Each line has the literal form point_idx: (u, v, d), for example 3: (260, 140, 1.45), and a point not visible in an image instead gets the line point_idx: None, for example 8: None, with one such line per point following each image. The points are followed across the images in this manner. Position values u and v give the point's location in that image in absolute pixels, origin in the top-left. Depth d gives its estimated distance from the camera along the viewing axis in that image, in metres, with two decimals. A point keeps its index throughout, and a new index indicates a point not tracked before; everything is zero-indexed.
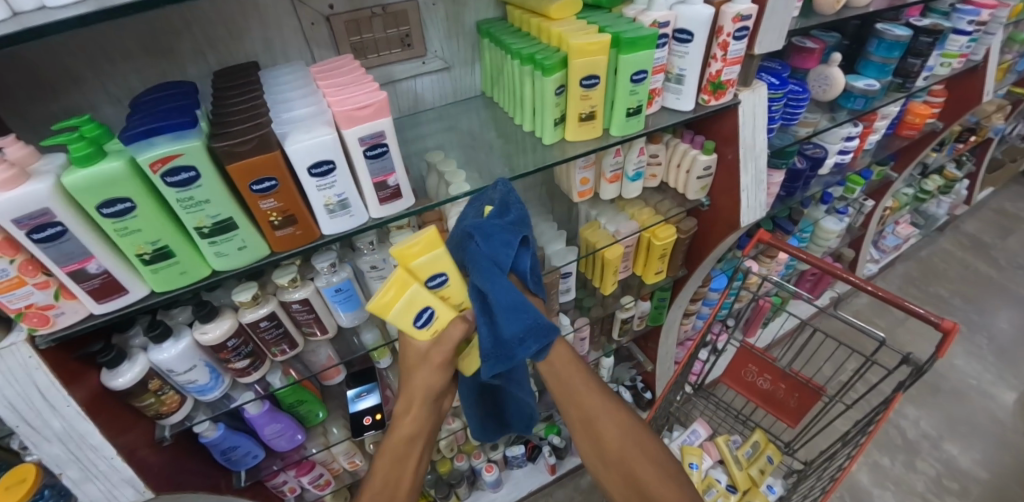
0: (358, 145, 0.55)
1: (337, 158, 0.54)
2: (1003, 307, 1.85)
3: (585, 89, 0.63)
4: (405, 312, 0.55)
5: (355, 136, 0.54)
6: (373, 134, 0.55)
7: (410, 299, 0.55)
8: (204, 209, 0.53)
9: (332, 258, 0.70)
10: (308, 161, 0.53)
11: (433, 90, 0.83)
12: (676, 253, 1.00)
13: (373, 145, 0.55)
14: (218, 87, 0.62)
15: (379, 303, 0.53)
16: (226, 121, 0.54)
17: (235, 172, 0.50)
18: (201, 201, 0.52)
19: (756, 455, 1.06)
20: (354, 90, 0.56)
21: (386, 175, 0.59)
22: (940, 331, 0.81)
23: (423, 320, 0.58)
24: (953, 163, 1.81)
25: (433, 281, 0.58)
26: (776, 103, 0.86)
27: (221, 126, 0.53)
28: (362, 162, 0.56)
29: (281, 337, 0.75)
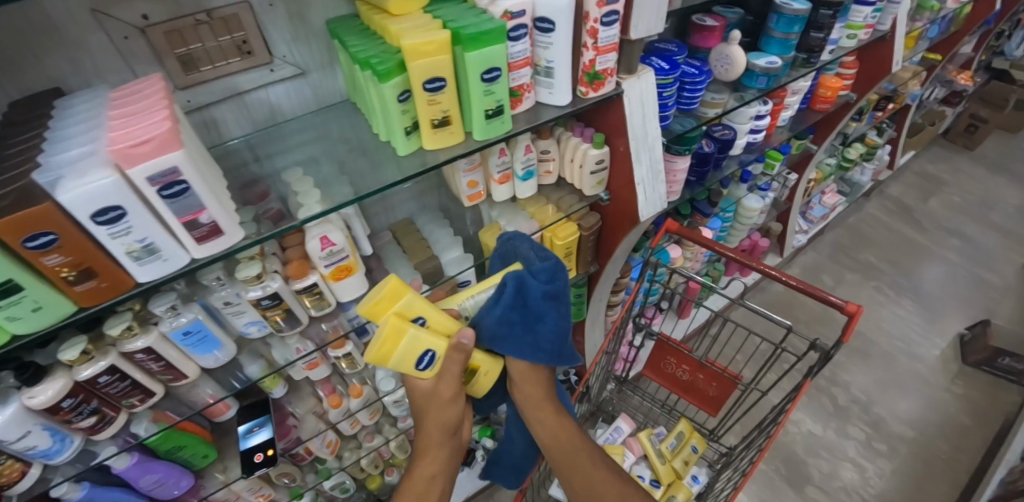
0: (149, 186, 0.47)
1: (127, 202, 0.46)
2: (924, 265, 1.93)
3: (430, 93, 0.57)
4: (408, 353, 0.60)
5: (142, 175, 0.46)
6: (163, 171, 0.47)
7: (410, 342, 0.59)
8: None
9: (172, 301, 0.64)
10: (87, 209, 0.45)
11: (289, 98, 0.76)
12: (582, 250, 0.96)
13: (167, 184, 0.48)
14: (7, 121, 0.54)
15: (378, 353, 0.58)
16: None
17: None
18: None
19: (680, 446, 1.05)
20: (143, 119, 0.48)
21: (196, 213, 0.52)
22: (845, 314, 0.79)
23: (423, 361, 0.62)
24: (874, 130, 1.85)
25: (419, 323, 0.62)
26: (668, 89, 0.81)
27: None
28: (159, 202, 0.49)
29: (129, 390, 0.68)
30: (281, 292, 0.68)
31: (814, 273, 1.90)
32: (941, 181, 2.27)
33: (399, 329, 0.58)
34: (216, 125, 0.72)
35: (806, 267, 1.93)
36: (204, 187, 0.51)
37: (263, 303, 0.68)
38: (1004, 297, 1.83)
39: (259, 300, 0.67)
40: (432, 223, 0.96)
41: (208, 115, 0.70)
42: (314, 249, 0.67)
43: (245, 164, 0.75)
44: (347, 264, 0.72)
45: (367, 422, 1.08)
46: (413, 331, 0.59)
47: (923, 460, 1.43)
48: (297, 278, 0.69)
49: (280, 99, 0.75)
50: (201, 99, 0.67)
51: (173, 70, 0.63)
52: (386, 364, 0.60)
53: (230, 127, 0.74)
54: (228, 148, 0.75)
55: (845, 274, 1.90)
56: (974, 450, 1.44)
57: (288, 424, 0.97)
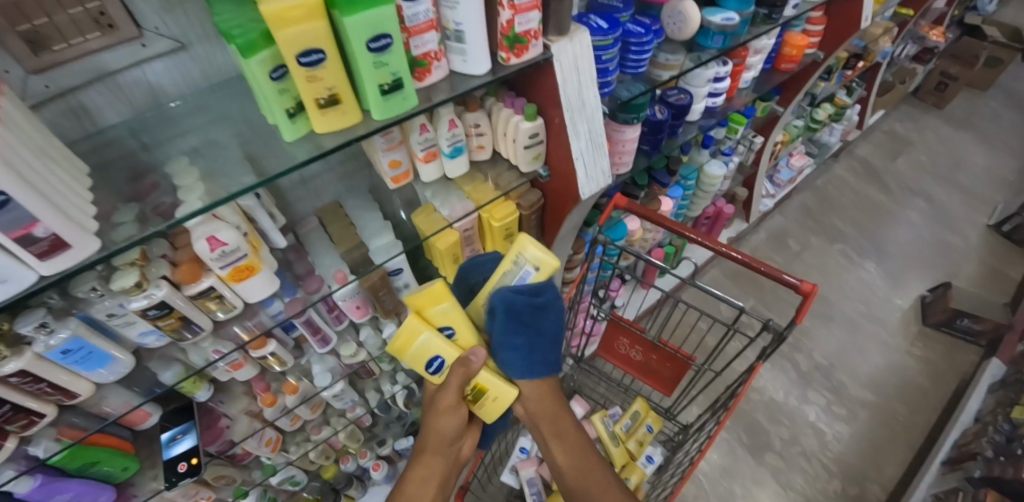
0: None
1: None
2: (888, 226, 1.93)
3: (308, 68, 0.47)
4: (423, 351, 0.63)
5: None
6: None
7: (421, 343, 0.62)
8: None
9: (39, 319, 0.55)
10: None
11: (172, 76, 0.65)
12: (524, 230, 0.90)
13: None
14: None
15: (395, 345, 0.63)
16: None
17: None
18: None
19: (635, 426, 1.02)
20: None
21: (29, 226, 0.42)
22: (799, 294, 0.76)
23: (433, 365, 0.65)
24: (844, 90, 1.79)
25: (443, 332, 0.64)
26: (607, 52, 0.73)
27: None
28: None
29: (11, 416, 0.59)
30: (167, 302, 0.60)
31: (780, 238, 1.88)
32: (908, 140, 2.25)
33: (414, 329, 0.62)
34: (87, 111, 0.61)
35: (772, 232, 1.91)
36: (38, 194, 0.41)
37: (150, 313, 0.61)
38: (964, 257, 1.85)
39: (144, 311, 0.59)
40: (361, 206, 0.88)
41: (76, 101, 0.59)
42: (201, 251, 0.59)
43: (132, 154, 0.65)
44: (248, 264, 0.65)
45: (309, 416, 1.03)
46: (426, 335, 0.62)
47: (881, 422, 1.46)
48: (188, 284, 0.62)
49: (161, 78, 0.65)
50: (61, 83, 0.57)
51: (19, 52, 0.51)
52: (401, 358, 0.64)
53: (104, 112, 0.63)
54: (106, 136, 0.65)
55: (810, 238, 1.89)
56: (929, 411, 1.47)
57: (219, 427, 0.91)
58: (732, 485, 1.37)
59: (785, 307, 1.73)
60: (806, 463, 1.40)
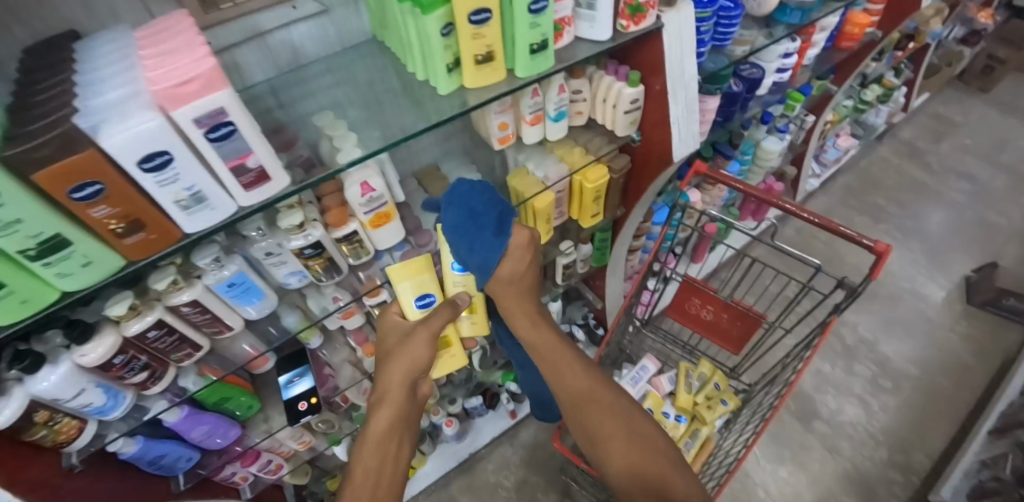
0: (195, 129, 0.44)
1: (174, 146, 0.44)
2: (933, 208, 1.93)
3: (475, 26, 0.53)
4: (412, 288, 0.79)
5: (188, 117, 0.42)
6: (210, 112, 0.43)
7: (421, 280, 0.80)
8: (19, 231, 0.41)
9: (215, 253, 0.61)
10: (131, 155, 0.42)
11: (312, 38, 0.70)
12: (610, 193, 0.96)
13: (214, 126, 0.44)
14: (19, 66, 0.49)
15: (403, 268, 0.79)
16: (22, 118, 0.42)
17: (46, 181, 0.39)
18: (10, 222, 0.40)
19: (703, 385, 1.08)
20: (180, 57, 0.44)
21: (243, 157, 0.49)
22: (873, 254, 0.81)
23: (422, 300, 0.81)
24: (892, 70, 1.77)
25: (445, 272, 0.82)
26: (705, 24, 0.78)
27: (17, 123, 0.41)
28: (208, 148, 0.46)
29: (178, 344, 0.67)
30: (322, 241, 0.65)
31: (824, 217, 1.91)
32: (954, 122, 2.22)
33: (421, 267, 0.80)
34: (239, 68, 0.66)
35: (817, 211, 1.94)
36: (253, 131, 0.48)
37: (305, 253, 0.66)
38: (1009, 239, 1.84)
39: (302, 250, 0.64)
40: (458, 170, 0.93)
41: (232, 59, 0.64)
42: (354, 196, 0.65)
43: (270, 111, 0.70)
44: (386, 211, 0.70)
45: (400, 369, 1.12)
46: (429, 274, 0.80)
47: (925, 395, 1.50)
48: (337, 227, 0.66)
49: (303, 40, 0.70)
50: (224, 40, 0.62)
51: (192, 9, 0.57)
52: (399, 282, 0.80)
53: (252, 71, 0.68)
54: (250, 92, 0.70)
55: (854, 218, 1.91)
56: (974, 386, 1.51)
57: (326, 374, 0.99)
58: (781, 448, 1.43)
59: None
60: (853, 431, 1.45)
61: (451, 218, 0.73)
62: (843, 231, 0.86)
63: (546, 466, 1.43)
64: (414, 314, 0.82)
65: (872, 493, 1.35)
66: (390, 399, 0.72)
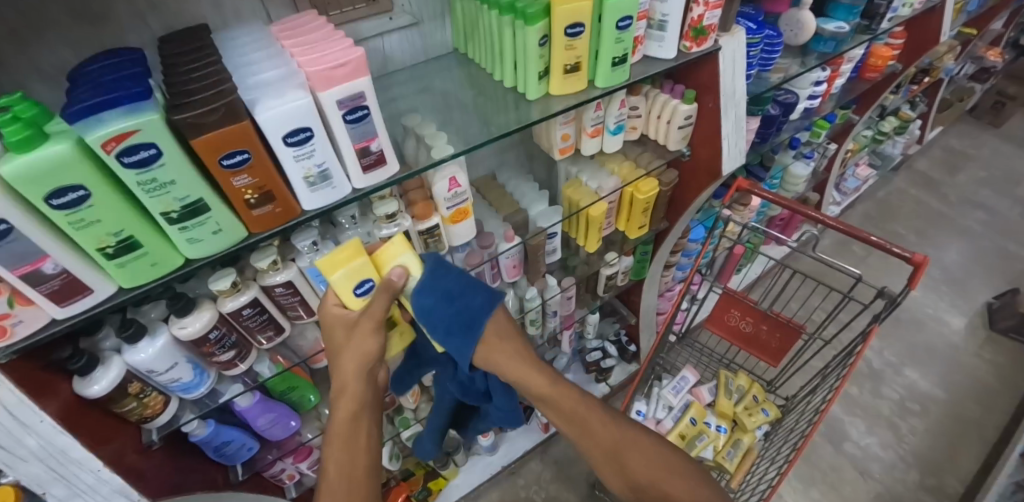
0: (336, 109, 0.50)
1: (315, 124, 0.49)
2: (950, 236, 1.98)
3: (570, 38, 0.60)
4: (346, 277, 0.59)
5: (333, 98, 0.49)
6: (352, 95, 0.50)
7: (356, 265, 0.59)
8: (170, 192, 0.47)
9: (313, 237, 0.66)
10: (281, 129, 0.48)
11: (401, 48, 0.77)
12: (657, 205, 1.00)
13: (353, 108, 0.51)
14: (163, 52, 0.55)
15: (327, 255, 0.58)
16: (183, 90, 0.48)
17: (204, 146, 0.44)
18: (165, 182, 0.46)
19: (742, 397, 1.10)
20: (327, 47, 0.51)
21: (368, 140, 0.55)
22: (911, 264, 0.86)
23: (362, 290, 0.60)
24: (908, 104, 1.86)
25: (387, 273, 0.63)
26: (753, 49, 0.85)
27: (179, 96, 0.47)
28: (341, 127, 0.52)
29: (266, 323, 0.71)
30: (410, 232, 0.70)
31: (844, 244, 1.96)
32: (967, 155, 2.29)
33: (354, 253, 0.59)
34: None
35: (837, 237, 1.99)
36: (379, 118, 0.55)
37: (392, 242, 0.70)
38: None
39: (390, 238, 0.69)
40: (515, 179, 0.99)
41: None
42: (441, 190, 0.70)
43: None
44: (465, 208, 0.75)
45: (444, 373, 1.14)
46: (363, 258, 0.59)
47: (954, 419, 1.50)
48: (422, 219, 0.71)
49: (394, 50, 0.77)
50: None
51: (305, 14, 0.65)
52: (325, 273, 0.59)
53: None
54: None
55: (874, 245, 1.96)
56: (1003, 411, 1.51)
57: None
58: (812, 470, 1.42)
59: None
60: (883, 454, 1.45)
61: (463, 344, 0.61)
62: (872, 238, 0.91)
63: (577, 482, 1.43)
64: (355, 305, 0.60)
65: None
66: (349, 391, 0.62)
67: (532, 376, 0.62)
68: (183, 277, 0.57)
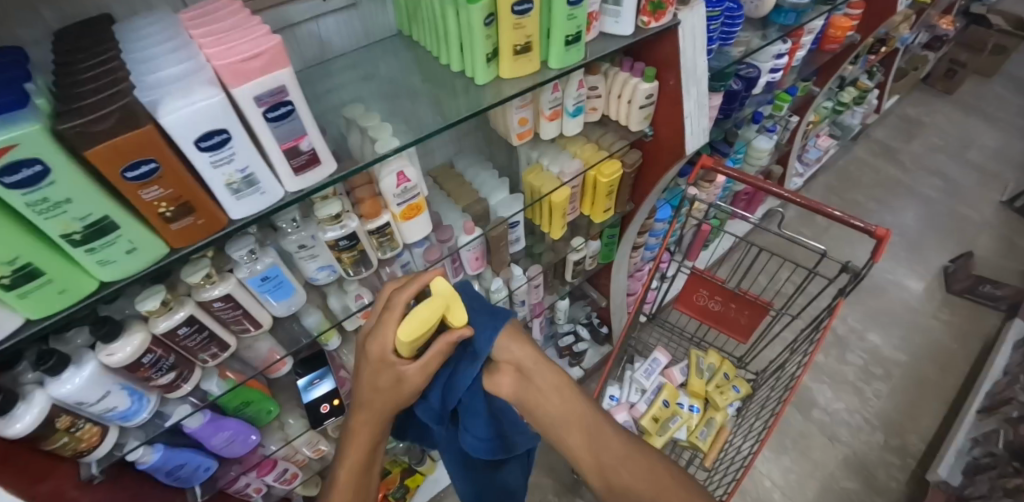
0: (255, 107, 0.45)
1: (233, 125, 0.44)
2: (907, 202, 2.04)
3: (518, 16, 0.55)
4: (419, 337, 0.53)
5: (249, 95, 0.44)
6: (272, 90, 0.45)
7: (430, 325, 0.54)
8: (67, 211, 0.40)
9: (250, 245, 0.61)
10: (192, 132, 0.42)
11: (339, 31, 0.72)
12: (622, 188, 0.98)
13: (274, 105, 0.45)
14: (56, 50, 0.49)
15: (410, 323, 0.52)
16: (73, 94, 0.42)
17: (100, 157, 0.38)
18: (59, 201, 0.39)
19: (714, 374, 1.10)
20: (240, 36, 0.45)
21: (296, 139, 0.50)
22: (873, 238, 0.86)
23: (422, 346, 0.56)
24: (866, 74, 1.88)
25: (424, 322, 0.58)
26: (714, 23, 0.82)
27: (66, 101, 0.41)
28: (263, 126, 0.46)
29: (208, 341, 0.66)
30: (358, 233, 0.65)
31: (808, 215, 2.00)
32: (922, 124, 2.35)
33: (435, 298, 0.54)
34: None
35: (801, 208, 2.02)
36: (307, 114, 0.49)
37: (340, 244, 0.65)
38: (980, 231, 1.95)
39: (337, 241, 0.64)
40: (474, 166, 0.95)
41: None
42: (389, 186, 0.65)
43: None
44: (417, 203, 0.70)
45: None
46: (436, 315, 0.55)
47: (914, 380, 1.57)
48: (371, 217, 0.67)
49: (331, 34, 0.71)
50: None
51: None
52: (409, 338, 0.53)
53: None
54: None
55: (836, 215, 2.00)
56: (960, 369, 1.58)
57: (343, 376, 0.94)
58: (784, 438, 1.46)
59: None
60: (849, 418, 1.50)
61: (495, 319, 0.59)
62: (835, 213, 0.91)
63: (558, 467, 1.43)
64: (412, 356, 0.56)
65: (872, 477, 1.39)
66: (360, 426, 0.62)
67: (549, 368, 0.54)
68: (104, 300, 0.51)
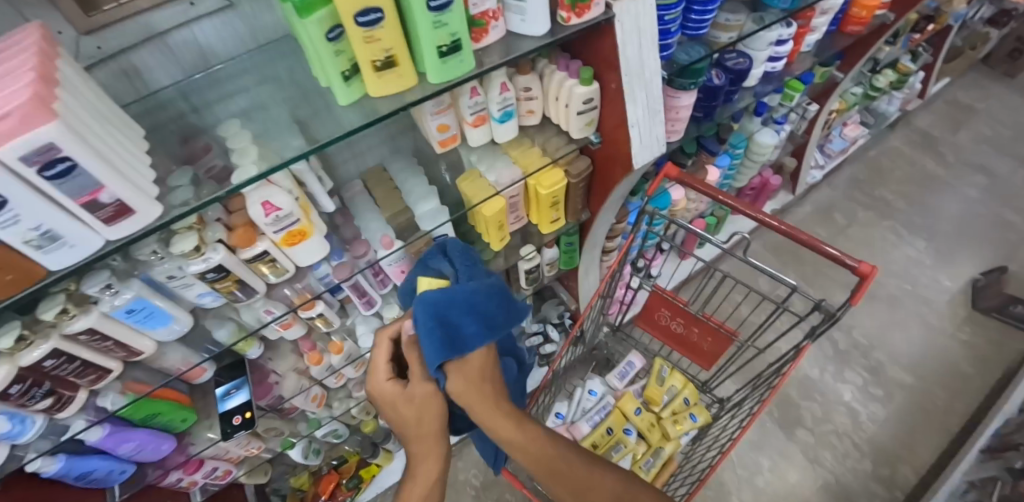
0: (26, 166, 0.39)
1: (7, 186, 0.38)
2: (946, 202, 1.81)
3: (366, 28, 0.45)
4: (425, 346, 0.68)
5: (13, 156, 0.37)
6: (37, 150, 0.38)
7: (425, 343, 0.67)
8: None
9: (105, 280, 0.57)
10: None
11: (221, 37, 0.64)
12: (572, 198, 0.88)
13: (48, 163, 0.39)
14: None
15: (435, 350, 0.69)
16: None
17: None
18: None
19: (672, 399, 1.03)
20: (8, 82, 0.39)
21: (94, 192, 0.44)
22: (857, 276, 0.72)
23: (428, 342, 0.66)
24: (909, 55, 1.61)
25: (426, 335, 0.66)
26: (671, 12, 0.67)
27: None
28: (46, 184, 0.41)
29: (82, 370, 0.63)
30: (225, 265, 0.60)
31: (824, 212, 1.80)
32: (976, 111, 2.05)
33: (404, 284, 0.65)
34: (139, 72, 0.60)
35: (819, 204, 1.83)
36: (105, 162, 0.43)
37: (208, 276, 0.61)
38: None
39: (203, 274, 0.60)
40: (406, 170, 0.86)
41: (128, 62, 0.59)
42: (257, 215, 0.59)
43: (183, 116, 0.66)
44: (300, 228, 0.64)
45: (352, 375, 1.06)
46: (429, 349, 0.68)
47: (917, 406, 1.42)
48: (244, 247, 0.61)
49: (209, 38, 0.63)
50: (112, 44, 0.56)
51: (71, 13, 0.52)
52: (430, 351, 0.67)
53: (155, 74, 0.63)
54: (155, 97, 0.64)
55: (858, 213, 1.80)
56: (972, 397, 1.43)
57: (269, 383, 0.94)
58: (760, 457, 1.37)
59: (828, 284, 1.68)
60: (836, 441, 1.38)
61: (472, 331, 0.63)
62: (811, 239, 0.76)
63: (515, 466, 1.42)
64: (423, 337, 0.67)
65: None
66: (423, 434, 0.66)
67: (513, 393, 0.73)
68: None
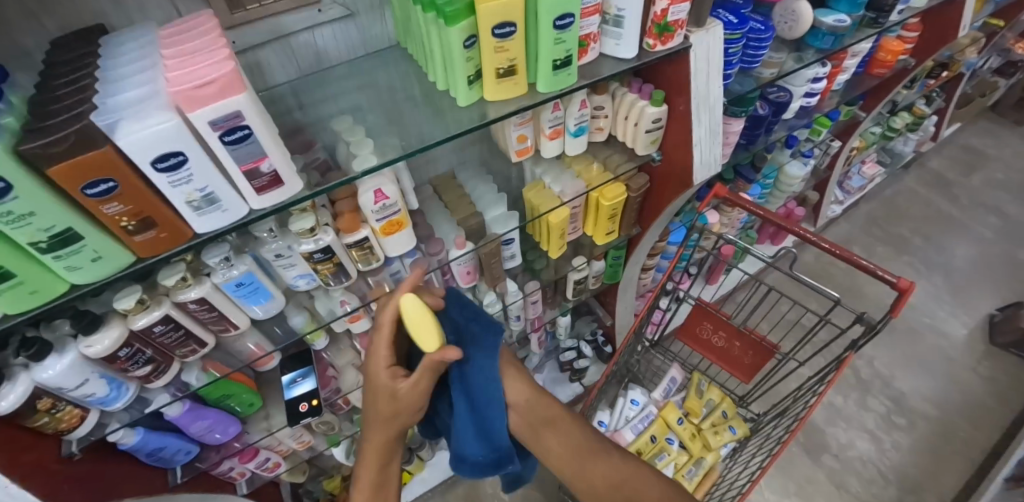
0: (211, 131, 0.44)
1: (188, 147, 0.44)
2: (960, 241, 1.88)
3: (499, 39, 0.52)
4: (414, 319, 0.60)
5: (205, 119, 0.43)
6: (228, 116, 0.44)
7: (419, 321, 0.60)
8: (31, 223, 0.41)
9: (225, 252, 0.62)
10: (149, 154, 0.42)
11: (336, 42, 0.71)
12: (627, 211, 0.95)
13: (230, 129, 0.44)
14: (47, 60, 0.50)
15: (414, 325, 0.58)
16: (44, 112, 0.42)
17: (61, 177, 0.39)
18: (23, 214, 0.40)
19: (711, 411, 1.06)
20: (203, 58, 0.44)
21: (257, 161, 0.49)
22: (896, 290, 0.79)
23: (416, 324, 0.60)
24: (923, 99, 1.72)
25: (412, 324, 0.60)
26: (733, 46, 0.75)
27: (38, 118, 0.42)
28: (220, 149, 0.46)
29: (183, 340, 0.67)
30: (332, 247, 0.66)
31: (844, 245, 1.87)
32: (986, 156, 2.14)
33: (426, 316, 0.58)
34: (261, 69, 0.66)
35: (838, 238, 1.90)
36: (267, 135, 0.48)
37: (315, 257, 0.66)
38: None
39: (311, 254, 0.65)
40: (474, 178, 0.93)
41: (256, 58, 0.65)
42: (367, 202, 0.65)
43: (290, 112, 0.71)
44: (398, 219, 0.71)
45: None
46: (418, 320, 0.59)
47: (942, 437, 1.44)
48: (348, 232, 0.67)
49: (327, 44, 0.70)
50: (246, 40, 0.62)
51: (218, 9, 0.58)
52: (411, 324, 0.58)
53: (274, 72, 0.68)
54: (271, 93, 0.70)
55: (876, 248, 1.86)
56: (995, 430, 1.45)
57: (328, 376, 0.98)
58: (788, 482, 1.38)
59: None
60: (862, 468, 1.40)
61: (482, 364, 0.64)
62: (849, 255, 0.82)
63: (543, 482, 1.43)
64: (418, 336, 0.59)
65: None
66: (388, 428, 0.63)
67: (545, 402, 0.65)
68: (57, 308, 0.52)
